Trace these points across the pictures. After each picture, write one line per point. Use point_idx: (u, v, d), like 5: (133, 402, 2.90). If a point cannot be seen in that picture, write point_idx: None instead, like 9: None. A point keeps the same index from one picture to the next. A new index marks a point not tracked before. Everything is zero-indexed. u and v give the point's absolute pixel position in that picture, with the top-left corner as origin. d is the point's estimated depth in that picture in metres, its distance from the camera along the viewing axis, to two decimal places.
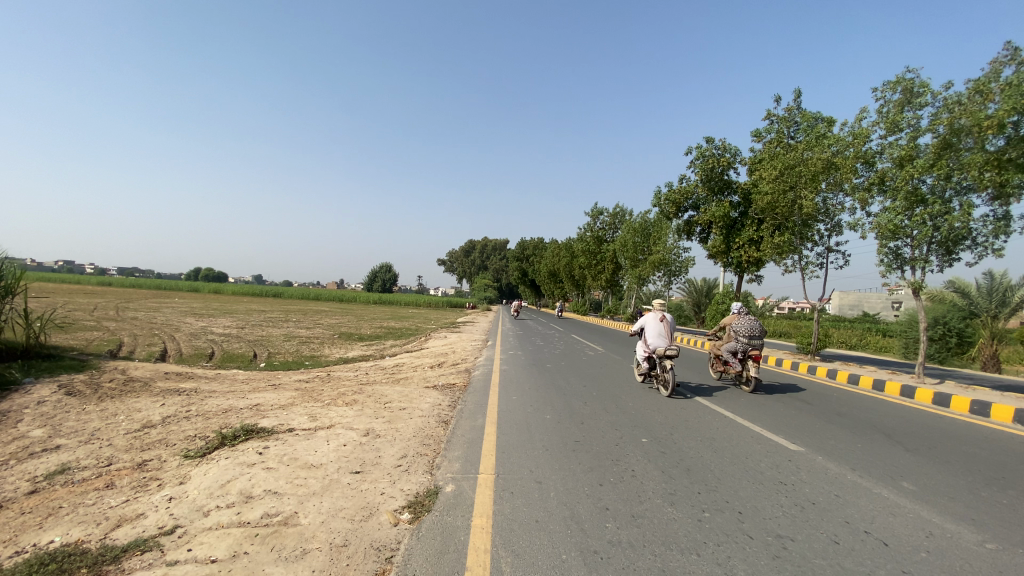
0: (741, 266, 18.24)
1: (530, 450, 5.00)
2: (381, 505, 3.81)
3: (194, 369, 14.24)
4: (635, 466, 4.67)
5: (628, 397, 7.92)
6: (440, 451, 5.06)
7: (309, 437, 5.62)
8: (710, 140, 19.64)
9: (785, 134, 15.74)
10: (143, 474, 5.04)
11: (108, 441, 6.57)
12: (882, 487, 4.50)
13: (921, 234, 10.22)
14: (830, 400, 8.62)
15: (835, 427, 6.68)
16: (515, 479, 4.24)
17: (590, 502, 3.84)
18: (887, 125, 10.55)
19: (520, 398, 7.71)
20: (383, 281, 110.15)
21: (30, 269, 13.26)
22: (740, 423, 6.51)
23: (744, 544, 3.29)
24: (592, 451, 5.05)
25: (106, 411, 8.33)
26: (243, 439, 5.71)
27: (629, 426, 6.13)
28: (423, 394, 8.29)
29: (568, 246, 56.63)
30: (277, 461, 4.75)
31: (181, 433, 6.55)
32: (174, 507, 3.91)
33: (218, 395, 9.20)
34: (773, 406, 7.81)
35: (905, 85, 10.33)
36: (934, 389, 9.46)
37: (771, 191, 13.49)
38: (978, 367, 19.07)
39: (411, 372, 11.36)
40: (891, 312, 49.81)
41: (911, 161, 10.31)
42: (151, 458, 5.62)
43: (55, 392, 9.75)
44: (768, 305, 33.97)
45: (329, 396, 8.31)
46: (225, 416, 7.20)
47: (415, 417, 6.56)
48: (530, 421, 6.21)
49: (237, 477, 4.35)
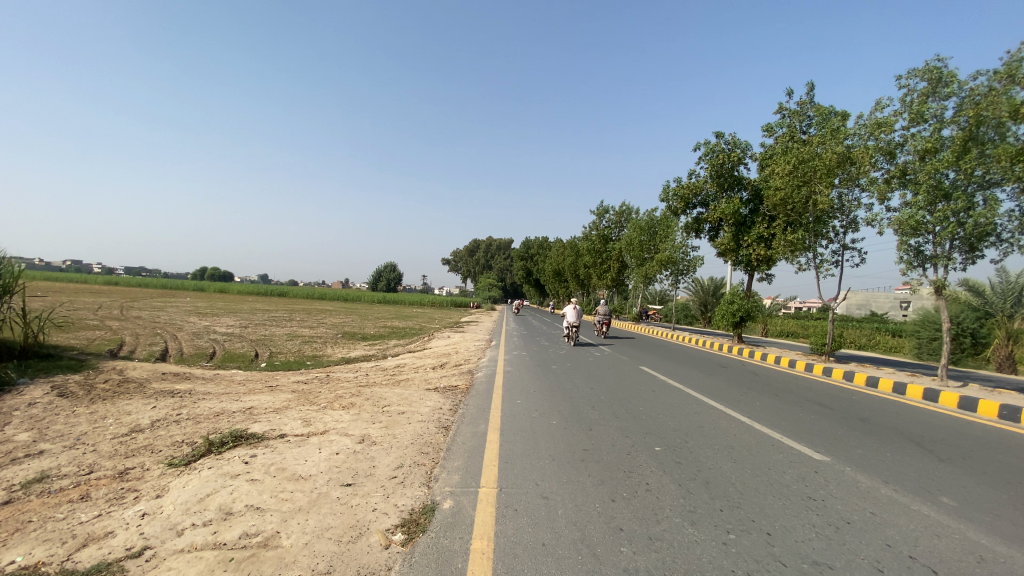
0: (751, 264, 17.82)
1: (535, 461, 4.65)
2: (371, 524, 3.46)
3: (193, 369, 13.94)
4: (650, 478, 4.31)
5: (637, 401, 7.56)
6: (439, 461, 4.70)
7: (300, 444, 5.27)
8: (721, 135, 19.23)
9: (797, 129, 15.32)
10: (121, 485, 4.73)
11: (92, 447, 6.27)
12: (921, 503, 4.13)
13: (945, 231, 9.76)
14: (851, 404, 8.22)
15: (858, 433, 6.31)
16: (518, 495, 3.88)
17: (602, 521, 3.48)
18: (911, 116, 10.14)
19: (525, 402, 7.35)
20: (387, 280, 109.77)
21: (28, 267, 13.03)
22: (758, 429, 6.15)
23: (776, 573, 2.92)
24: (602, 461, 4.69)
25: (96, 414, 8.02)
26: (230, 447, 5.39)
27: (641, 433, 5.75)
28: (424, 397, 7.95)
29: (573, 245, 56.21)
30: (263, 472, 4.41)
31: (168, 438, 6.25)
32: (145, 526, 3.59)
33: (211, 398, 8.87)
34: (789, 410, 7.47)
35: (932, 74, 9.92)
36: (960, 393, 9.00)
37: (783, 187, 13.01)
38: (993, 368, 18.51)
39: (412, 374, 11.01)
40: (899, 313, 48.97)
41: (934, 154, 9.89)
42: (133, 466, 5.31)
43: (47, 393, 9.48)
44: (777, 305, 33.42)
45: (325, 399, 8.00)
46: (216, 420, 6.89)
47: (414, 423, 6.20)
48: (535, 428, 5.86)
49: (217, 491, 4.01)
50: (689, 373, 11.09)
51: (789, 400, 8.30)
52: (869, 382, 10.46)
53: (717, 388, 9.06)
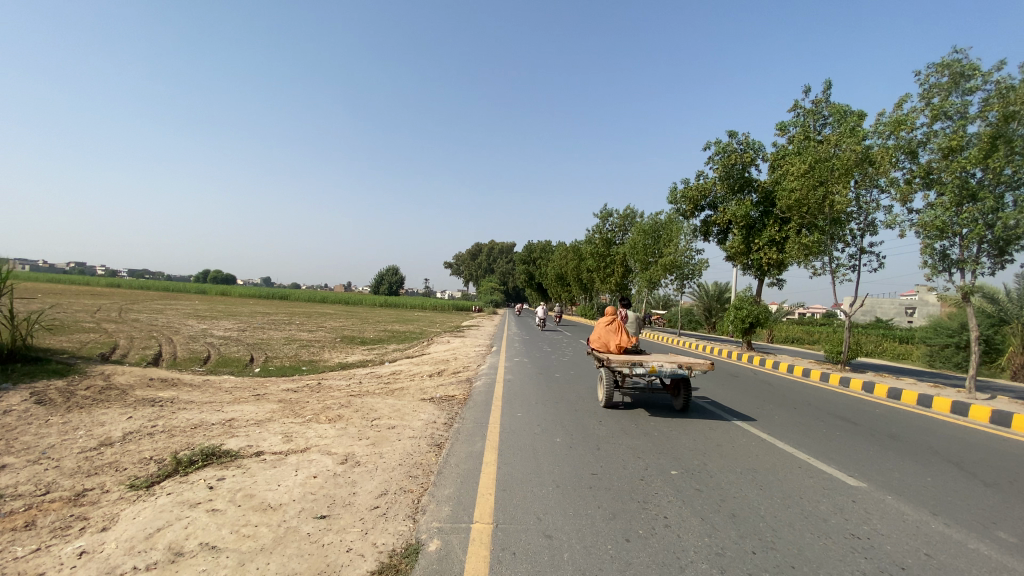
0: (762, 268, 17.29)
1: (537, 489, 4.11)
2: (342, 570, 2.92)
3: (183, 374, 13.40)
4: (669, 511, 3.77)
5: (648, 415, 7.06)
6: (428, 488, 4.16)
7: (275, 465, 4.73)
8: (733, 134, 18.76)
9: (811, 128, 14.85)
10: (71, 512, 4.19)
11: (55, 462, 5.72)
12: (980, 542, 3.62)
13: (973, 233, 9.21)
14: (876, 418, 7.64)
15: (890, 451, 5.78)
16: (517, 534, 3.35)
17: (616, 568, 2.95)
18: (933, 113, 9.65)
19: (526, 416, 6.84)
20: (389, 284, 109.45)
21: (15, 267, 12.57)
22: (782, 449, 5.60)
23: None
24: (612, 488, 4.17)
25: (68, 425, 7.46)
26: (198, 467, 4.85)
27: (654, 454, 5.21)
28: (418, 409, 7.43)
29: (576, 248, 55.53)
30: (227, 500, 3.87)
31: (137, 454, 5.71)
32: (79, 568, 3.06)
33: (193, 407, 8.32)
34: (812, 425, 6.94)
35: (954, 67, 9.42)
36: (993, 406, 8.42)
37: (799, 188, 12.48)
38: (1010, 378, 17.82)
39: (408, 381, 10.48)
40: (905, 318, 48.19)
41: (958, 152, 9.36)
42: (91, 488, 4.77)
43: (23, 400, 8.95)
44: (784, 309, 32.77)
45: (312, 410, 7.47)
46: (191, 434, 6.35)
47: (404, 439, 5.66)
48: (538, 447, 5.34)
49: (169, 526, 3.46)
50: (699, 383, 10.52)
51: (810, 413, 7.76)
52: (891, 395, 9.85)
53: (731, 401, 8.48)
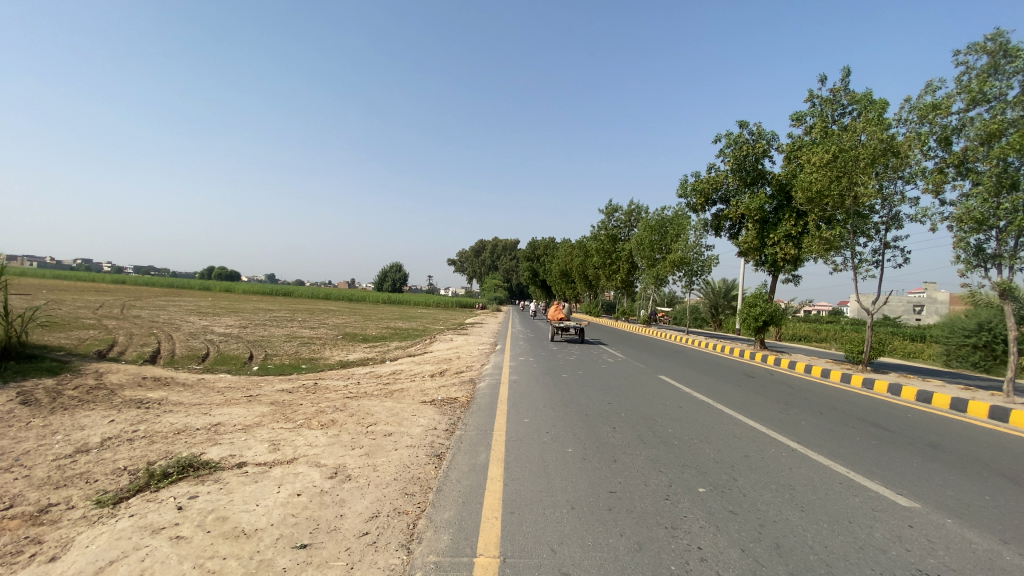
0: (776, 264, 16.75)
1: (549, 511, 3.63)
2: None
3: (179, 373, 12.94)
4: (702, 540, 3.27)
5: (665, 421, 6.58)
6: (426, 509, 3.67)
7: (256, 480, 4.25)
8: (745, 124, 18.12)
9: (828, 118, 14.31)
10: (27, 533, 3.73)
11: (25, 471, 5.26)
12: None
13: (1014, 225, 8.59)
14: (910, 424, 7.10)
15: (937, 464, 5.23)
16: (528, 569, 2.86)
17: None
18: (969, 97, 9.07)
19: (533, 422, 6.36)
20: (393, 280, 109.13)
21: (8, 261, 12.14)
22: (816, 460, 5.09)
23: None
24: (634, 510, 3.68)
25: (45, 429, 6.98)
26: (172, 480, 4.39)
27: (678, 467, 4.72)
28: (418, 411, 7.02)
29: (581, 244, 54.87)
30: (196, 525, 3.38)
31: (112, 463, 5.26)
32: None
33: (182, 409, 7.87)
34: (841, 431, 6.41)
35: (993, 48, 8.82)
36: None
37: (819, 179, 11.88)
38: None
39: (410, 381, 10.12)
40: (912, 316, 47.26)
41: (999, 138, 8.76)
42: (55, 503, 4.30)
43: (6, 400, 8.51)
44: (793, 307, 32.15)
45: (304, 414, 6.97)
46: (172, 441, 5.86)
47: (401, 449, 5.17)
48: (548, 459, 4.83)
49: (122, 559, 2.98)
50: (713, 385, 9.97)
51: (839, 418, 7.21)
52: (920, 397, 9.28)
53: (752, 404, 8.00)
